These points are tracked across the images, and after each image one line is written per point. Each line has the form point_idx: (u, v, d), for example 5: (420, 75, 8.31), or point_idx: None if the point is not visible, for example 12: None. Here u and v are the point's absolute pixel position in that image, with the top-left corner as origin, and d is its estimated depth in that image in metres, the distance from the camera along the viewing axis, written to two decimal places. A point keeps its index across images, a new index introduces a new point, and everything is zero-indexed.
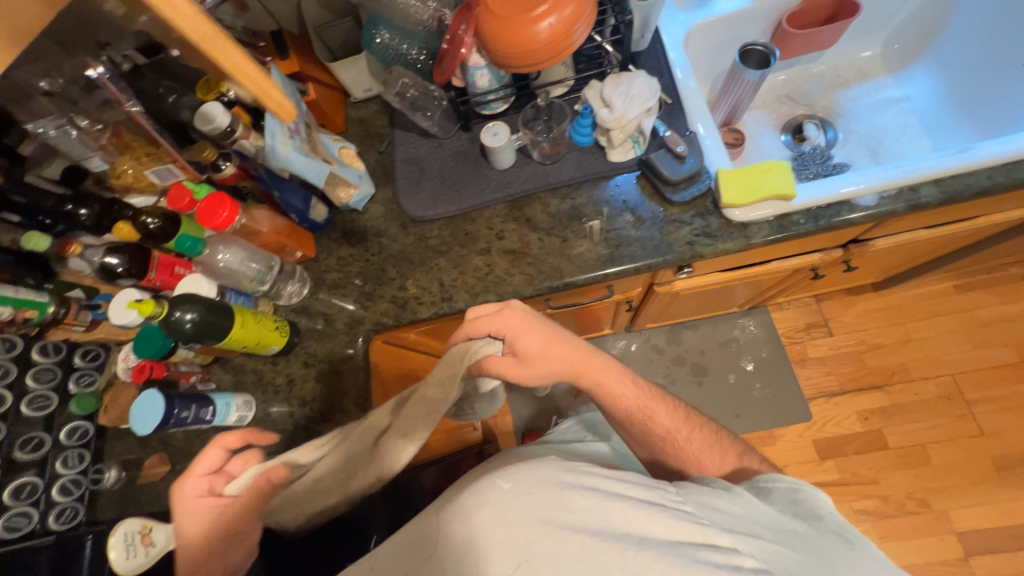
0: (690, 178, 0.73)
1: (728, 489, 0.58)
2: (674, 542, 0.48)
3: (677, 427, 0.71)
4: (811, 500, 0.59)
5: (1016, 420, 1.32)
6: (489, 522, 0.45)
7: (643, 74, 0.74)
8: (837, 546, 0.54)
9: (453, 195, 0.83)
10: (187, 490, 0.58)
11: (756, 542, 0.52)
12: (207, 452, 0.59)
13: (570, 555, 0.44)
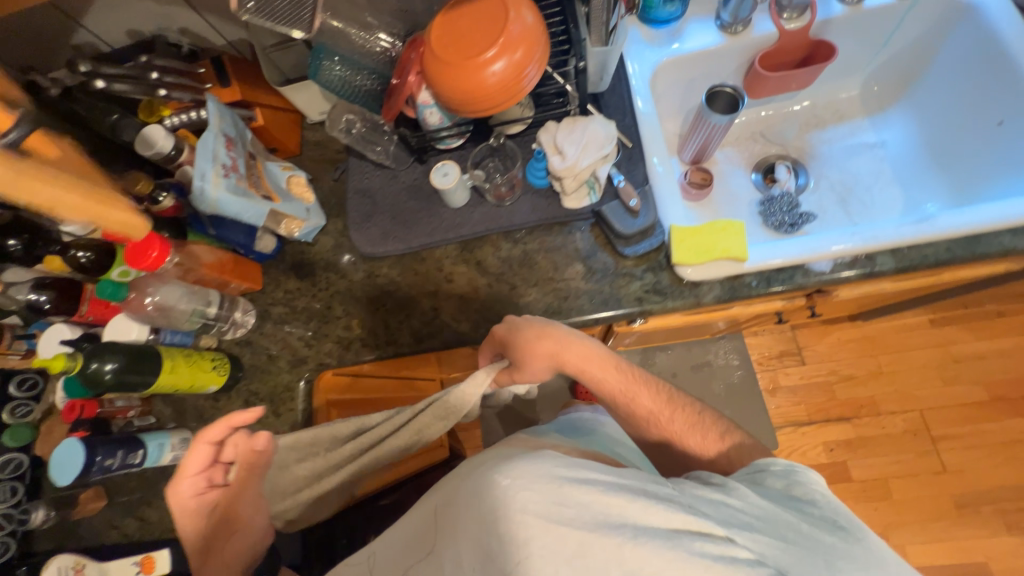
0: (644, 232, 0.71)
1: (724, 482, 0.55)
2: (669, 533, 0.44)
3: (654, 407, 0.69)
4: (804, 488, 0.57)
5: (979, 458, 1.32)
6: (479, 522, 0.45)
7: (599, 119, 0.70)
8: (828, 534, 0.51)
9: (403, 233, 0.80)
10: (183, 490, 0.61)
11: (749, 533, 0.48)
12: (194, 450, 0.62)
13: (559, 551, 0.42)
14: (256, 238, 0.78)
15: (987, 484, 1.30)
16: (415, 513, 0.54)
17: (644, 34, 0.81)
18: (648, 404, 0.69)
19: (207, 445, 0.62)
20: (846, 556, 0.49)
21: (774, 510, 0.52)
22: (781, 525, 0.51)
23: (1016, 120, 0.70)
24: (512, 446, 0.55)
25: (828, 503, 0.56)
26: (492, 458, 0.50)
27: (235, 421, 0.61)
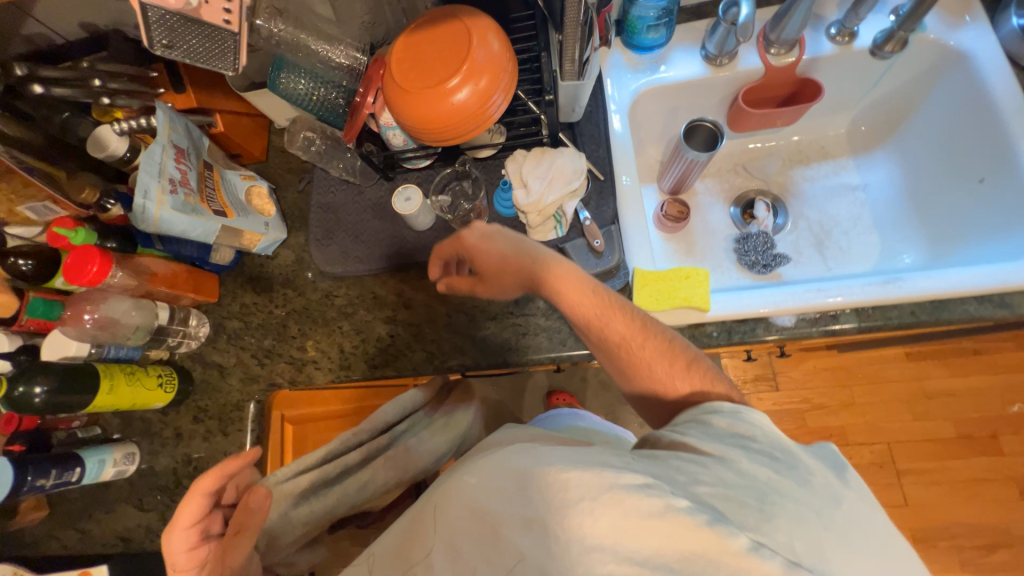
0: (608, 272, 0.69)
1: (672, 437, 0.47)
2: (612, 485, 0.38)
3: (631, 338, 0.55)
4: (753, 426, 0.46)
5: (940, 494, 1.33)
6: (448, 526, 0.42)
7: (567, 153, 0.67)
8: (770, 471, 0.41)
9: (363, 254, 0.77)
10: (175, 543, 0.51)
11: (690, 484, 0.40)
12: (188, 502, 0.51)
13: (519, 542, 0.39)
14: (210, 251, 0.75)
15: (944, 520, 1.31)
16: (394, 529, 0.49)
17: (626, 59, 0.78)
18: (623, 336, 0.56)
19: (205, 497, 0.51)
20: (792, 496, 0.39)
21: (716, 456, 0.43)
22: (720, 470, 0.41)
23: (998, 177, 0.68)
24: (493, 445, 0.52)
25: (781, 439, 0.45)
26: (466, 461, 0.48)
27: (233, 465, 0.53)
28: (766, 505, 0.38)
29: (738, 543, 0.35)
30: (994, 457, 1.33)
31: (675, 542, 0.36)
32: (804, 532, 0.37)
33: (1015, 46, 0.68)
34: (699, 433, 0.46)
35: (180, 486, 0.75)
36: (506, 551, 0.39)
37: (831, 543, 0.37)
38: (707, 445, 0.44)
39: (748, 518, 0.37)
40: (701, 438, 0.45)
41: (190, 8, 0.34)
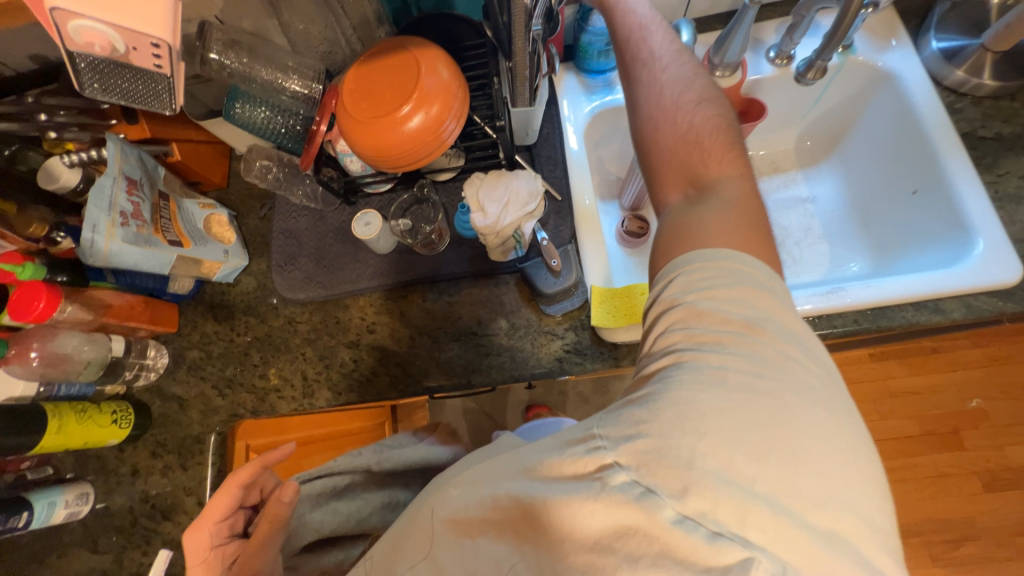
0: (566, 290, 0.70)
1: (645, 343, 0.44)
2: (564, 477, 0.37)
3: (686, 91, 0.53)
4: (713, 299, 0.41)
5: (909, 491, 1.36)
6: (424, 539, 0.43)
7: (522, 175, 0.69)
8: (723, 359, 0.37)
9: (326, 279, 0.77)
10: (204, 535, 0.54)
11: (628, 436, 0.36)
12: (218, 498, 0.55)
13: (494, 551, 0.39)
14: (169, 281, 0.74)
15: (914, 517, 1.35)
16: (381, 539, 0.48)
17: (580, 83, 0.80)
18: (681, 94, 0.53)
19: (238, 488, 0.54)
20: (734, 403, 0.35)
21: (673, 361, 0.40)
22: (664, 381, 0.38)
23: (929, 189, 0.72)
24: (491, 449, 0.51)
25: (741, 309, 0.40)
26: (456, 470, 0.48)
27: (270, 459, 0.55)
28: (704, 426, 0.34)
29: (662, 514, 0.32)
30: (958, 452, 1.37)
31: (613, 518, 0.34)
32: (743, 494, 0.32)
33: (937, 66, 0.73)
34: (660, 331, 0.43)
35: (137, 525, 0.73)
36: (486, 561, 0.40)
37: (777, 484, 0.32)
38: (668, 342, 0.41)
39: (668, 481, 0.33)
40: (666, 331, 0.42)
41: (119, 55, 0.34)
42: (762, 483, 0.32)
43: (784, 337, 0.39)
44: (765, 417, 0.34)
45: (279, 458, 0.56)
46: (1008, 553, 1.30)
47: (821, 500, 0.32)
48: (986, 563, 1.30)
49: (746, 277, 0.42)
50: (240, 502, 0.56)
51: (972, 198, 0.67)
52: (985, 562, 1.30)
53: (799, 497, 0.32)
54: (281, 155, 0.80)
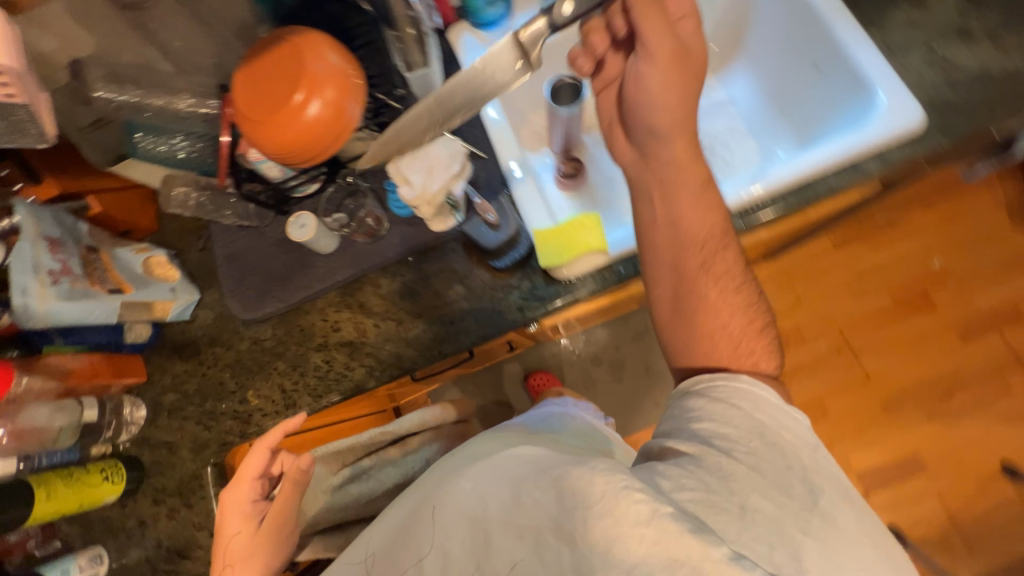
0: (511, 241, 0.70)
1: (675, 422, 0.56)
2: (611, 490, 0.45)
3: (736, 297, 0.59)
4: (736, 406, 0.53)
5: (895, 361, 1.42)
6: (442, 530, 0.52)
7: (443, 141, 0.69)
8: (746, 445, 0.51)
9: (282, 290, 0.77)
10: (239, 494, 0.57)
11: (681, 488, 0.48)
12: (253, 455, 0.57)
13: (508, 550, 0.49)
14: (123, 331, 0.73)
15: (906, 383, 1.41)
16: (385, 523, 0.58)
17: (478, 38, 0.80)
18: (729, 293, 0.59)
19: (270, 450, 0.57)
20: (753, 474, 0.49)
21: (704, 444, 0.52)
22: (702, 461, 0.50)
23: (829, 63, 0.74)
24: (482, 443, 0.62)
25: (759, 410, 0.53)
26: (461, 465, 0.58)
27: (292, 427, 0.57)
28: (738, 496, 0.48)
29: (719, 551, 0.43)
30: (931, 313, 1.44)
31: (661, 547, 0.43)
32: (778, 536, 0.46)
33: None
34: (690, 418, 0.55)
35: (157, 571, 0.73)
36: (499, 556, 0.49)
37: (808, 544, 0.46)
38: (698, 427, 0.53)
39: (728, 528, 0.46)
40: (695, 415, 0.54)
41: None
42: (765, 520, 0.46)
43: (797, 434, 0.53)
44: (773, 483, 0.49)
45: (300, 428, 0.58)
46: (998, 393, 1.37)
47: (841, 544, 0.46)
48: (979, 407, 1.37)
49: (762, 394, 0.54)
50: (269, 466, 0.57)
51: (871, 64, 0.69)
52: (977, 405, 1.37)
53: (831, 548, 0.46)
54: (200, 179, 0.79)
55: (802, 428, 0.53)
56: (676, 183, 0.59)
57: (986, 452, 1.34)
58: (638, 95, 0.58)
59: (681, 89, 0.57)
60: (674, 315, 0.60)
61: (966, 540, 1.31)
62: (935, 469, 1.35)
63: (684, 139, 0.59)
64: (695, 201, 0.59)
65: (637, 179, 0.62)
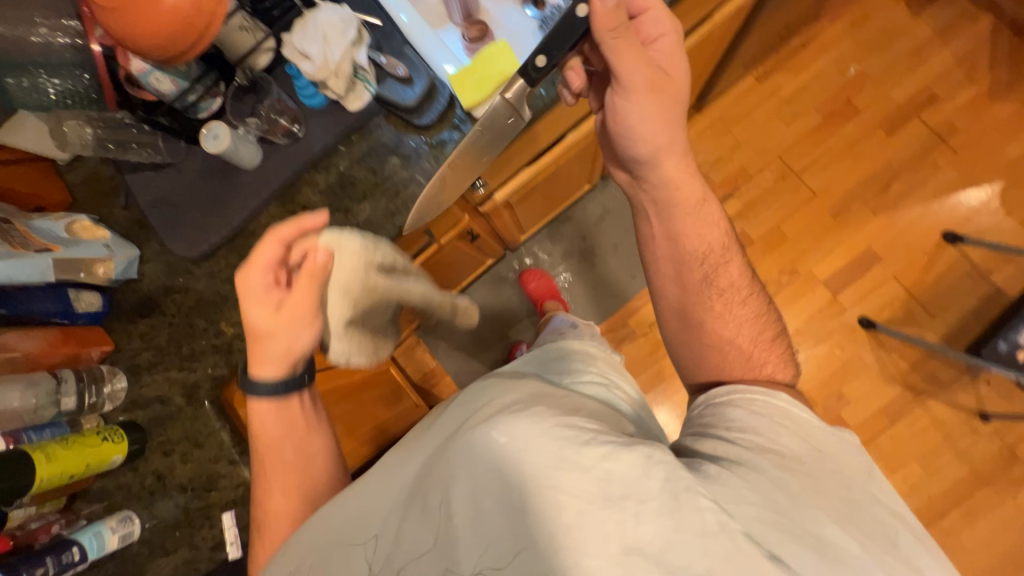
0: (428, 95, 0.70)
1: (718, 429, 0.63)
2: (675, 492, 0.51)
3: (740, 308, 0.72)
4: (779, 424, 0.62)
5: (834, 172, 1.51)
6: (470, 491, 0.55)
7: (327, 6, 0.66)
8: (800, 466, 0.58)
9: (220, 216, 0.74)
10: (254, 279, 0.60)
11: (746, 503, 0.52)
12: (266, 245, 0.59)
13: (545, 519, 0.51)
14: (71, 300, 0.70)
15: (847, 188, 1.50)
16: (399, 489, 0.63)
17: None
18: (734, 298, 0.72)
19: (283, 245, 0.59)
20: (806, 488, 0.55)
21: (753, 454, 0.58)
22: (761, 471, 0.56)
23: None
24: (492, 398, 0.63)
25: (796, 428, 0.62)
26: (485, 417, 0.60)
27: (309, 225, 0.60)
28: (813, 525, 0.52)
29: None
30: (856, 118, 1.51)
31: (728, 564, 0.48)
32: (839, 556, 0.51)
33: None
34: (736, 427, 0.62)
35: (191, 511, 0.75)
36: (536, 520, 0.51)
37: (868, 565, 0.51)
38: (742, 437, 0.61)
39: (798, 550, 0.50)
40: (738, 425, 0.62)
41: None
42: (841, 552, 0.51)
43: (846, 463, 0.60)
44: (830, 502, 0.55)
45: (318, 228, 0.61)
46: (931, 171, 1.47)
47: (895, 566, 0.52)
48: (916, 189, 1.47)
49: (796, 414, 0.64)
50: (280, 259, 0.60)
51: None
52: (913, 189, 1.48)
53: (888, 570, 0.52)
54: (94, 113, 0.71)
55: (849, 453, 0.61)
56: (667, 204, 0.73)
57: (928, 227, 1.46)
58: (626, 122, 0.69)
59: (660, 115, 0.68)
60: (682, 326, 0.75)
61: (926, 308, 1.44)
62: (888, 256, 1.47)
63: (674, 160, 0.71)
64: (691, 219, 0.72)
65: (635, 198, 0.77)
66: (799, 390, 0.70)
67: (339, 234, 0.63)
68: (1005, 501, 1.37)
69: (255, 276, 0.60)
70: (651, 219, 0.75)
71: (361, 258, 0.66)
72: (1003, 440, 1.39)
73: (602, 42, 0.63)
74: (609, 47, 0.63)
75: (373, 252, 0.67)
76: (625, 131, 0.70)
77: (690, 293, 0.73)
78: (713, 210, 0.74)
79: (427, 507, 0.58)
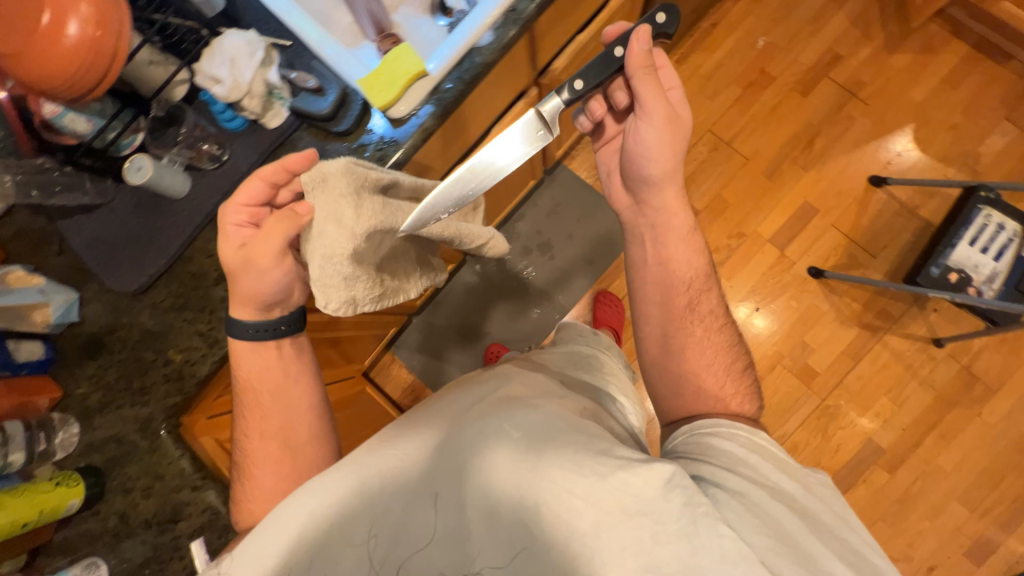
0: (342, 103, 0.74)
1: (715, 457, 0.67)
2: (695, 522, 0.55)
3: (713, 335, 0.84)
4: (765, 457, 0.67)
5: (762, 136, 1.60)
6: (483, 489, 0.63)
7: (231, 31, 0.69)
8: (790, 500, 0.62)
9: (156, 246, 0.76)
10: (231, 214, 0.67)
11: (753, 539, 0.56)
12: (250, 185, 0.65)
13: (556, 520, 0.59)
14: (10, 351, 0.70)
15: (776, 149, 1.59)
16: (393, 493, 0.65)
17: None
18: (709, 324, 0.84)
19: (264, 182, 0.66)
20: (799, 521, 0.59)
21: (748, 486, 0.62)
22: (759, 503, 0.60)
23: None
24: (511, 409, 0.70)
25: (778, 462, 0.67)
26: (507, 431, 0.66)
27: (291, 163, 0.64)
28: (819, 560, 0.56)
29: None
30: (773, 83, 1.61)
31: None
32: None
33: None
34: (731, 459, 0.66)
35: (159, 546, 0.74)
36: (549, 518, 0.59)
37: None
38: (736, 467, 0.65)
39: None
40: (729, 457, 0.67)
41: None
42: None
43: (830, 502, 0.65)
44: (821, 535, 0.59)
45: (299, 165, 0.64)
46: (849, 123, 1.57)
47: None
48: (838, 141, 1.57)
49: (775, 450, 0.70)
50: (261, 198, 0.67)
51: None
52: (835, 142, 1.57)
53: None
54: (11, 159, 0.73)
55: (828, 492, 0.67)
56: (663, 229, 0.86)
57: (855, 174, 1.55)
58: (636, 147, 0.80)
59: (670, 144, 0.79)
60: (660, 350, 0.86)
61: (867, 250, 1.52)
62: (824, 207, 1.55)
63: (671, 192, 0.84)
64: (682, 245, 0.86)
65: (633, 223, 0.90)
66: (760, 421, 0.80)
67: (323, 163, 0.63)
68: (972, 420, 1.43)
69: (230, 212, 0.67)
70: (646, 243, 0.88)
71: (349, 181, 0.63)
72: (959, 362, 1.46)
73: (636, 76, 0.75)
74: (638, 80, 0.76)
75: (360, 173, 0.64)
76: (643, 152, 0.80)
77: (676, 316, 0.84)
78: (699, 241, 0.87)
79: (442, 506, 0.63)
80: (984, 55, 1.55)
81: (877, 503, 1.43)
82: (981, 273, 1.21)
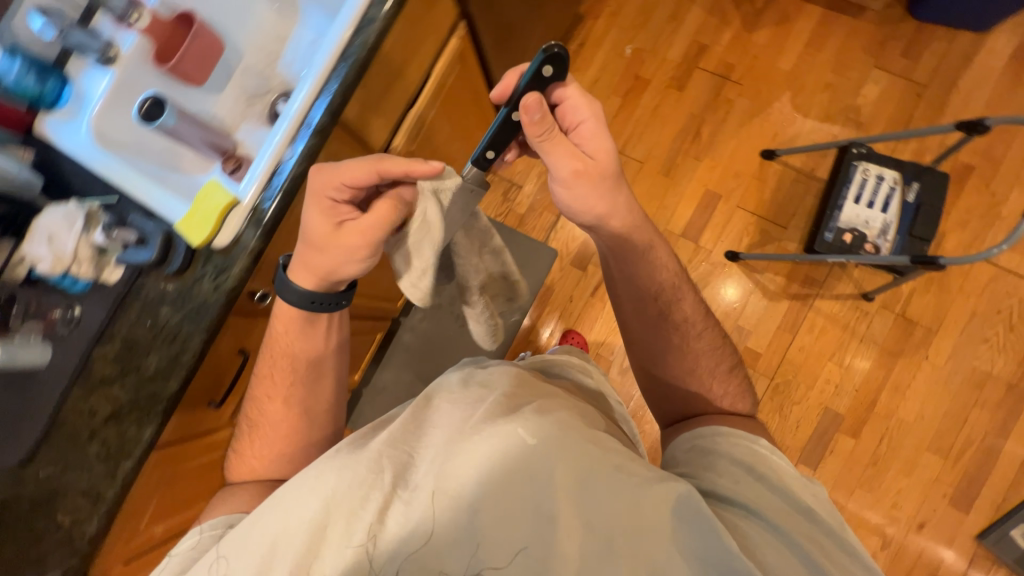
0: (169, 245, 0.79)
1: (716, 470, 0.68)
2: (709, 530, 0.56)
3: (698, 339, 0.84)
4: (763, 468, 0.68)
5: (651, 137, 1.63)
6: (495, 494, 0.56)
7: (43, 211, 0.76)
8: (784, 515, 0.64)
9: (28, 418, 0.78)
10: (325, 186, 0.66)
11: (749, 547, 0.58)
12: (362, 173, 0.64)
13: (573, 538, 0.55)
14: None
15: (667, 146, 1.62)
16: (393, 511, 0.57)
17: (57, 116, 0.85)
18: (689, 330, 0.84)
19: (374, 173, 0.64)
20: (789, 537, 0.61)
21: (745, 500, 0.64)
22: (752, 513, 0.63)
23: None
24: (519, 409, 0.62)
25: (774, 473, 0.68)
26: (522, 430, 0.58)
27: (416, 171, 0.64)
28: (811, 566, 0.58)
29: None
30: (649, 85, 1.66)
31: None
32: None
33: None
34: (732, 472, 0.67)
35: None
36: (560, 524, 0.56)
37: None
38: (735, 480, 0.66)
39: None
40: (725, 473, 0.67)
41: None
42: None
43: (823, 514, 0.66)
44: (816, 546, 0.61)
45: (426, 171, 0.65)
46: (729, 106, 1.61)
47: None
48: (723, 125, 1.61)
49: (775, 460, 0.70)
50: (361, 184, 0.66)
51: None
52: (722, 126, 1.61)
53: None
54: None
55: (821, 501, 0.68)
56: (618, 254, 0.82)
57: (748, 153, 1.58)
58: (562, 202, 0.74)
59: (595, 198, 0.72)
60: (642, 359, 0.88)
61: (777, 223, 1.54)
62: (726, 190, 1.57)
63: (626, 222, 0.77)
64: (644, 265, 0.82)
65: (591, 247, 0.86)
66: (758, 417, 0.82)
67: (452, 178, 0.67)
68: (921, 365, 1.42)
69: (332, 186, 0.65)
70: (610, 263, 0.85)
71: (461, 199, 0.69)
72: (895, 311, 1.45)
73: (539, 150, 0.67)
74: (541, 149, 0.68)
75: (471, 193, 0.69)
76: (566, 209, 0.75)
77: (659, 330, 0.84)
78: (663, 251, 0.83)
79: (444, 507, 0.56)
80: (839, 13, 1.59)
81: (851, 471, 1.40)
82: (873, 228, 1.23)
